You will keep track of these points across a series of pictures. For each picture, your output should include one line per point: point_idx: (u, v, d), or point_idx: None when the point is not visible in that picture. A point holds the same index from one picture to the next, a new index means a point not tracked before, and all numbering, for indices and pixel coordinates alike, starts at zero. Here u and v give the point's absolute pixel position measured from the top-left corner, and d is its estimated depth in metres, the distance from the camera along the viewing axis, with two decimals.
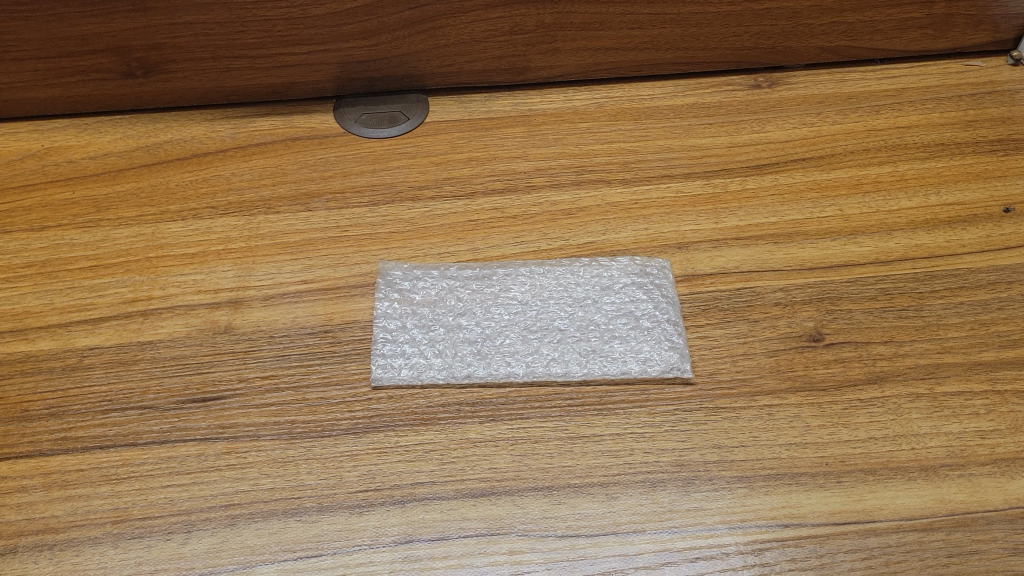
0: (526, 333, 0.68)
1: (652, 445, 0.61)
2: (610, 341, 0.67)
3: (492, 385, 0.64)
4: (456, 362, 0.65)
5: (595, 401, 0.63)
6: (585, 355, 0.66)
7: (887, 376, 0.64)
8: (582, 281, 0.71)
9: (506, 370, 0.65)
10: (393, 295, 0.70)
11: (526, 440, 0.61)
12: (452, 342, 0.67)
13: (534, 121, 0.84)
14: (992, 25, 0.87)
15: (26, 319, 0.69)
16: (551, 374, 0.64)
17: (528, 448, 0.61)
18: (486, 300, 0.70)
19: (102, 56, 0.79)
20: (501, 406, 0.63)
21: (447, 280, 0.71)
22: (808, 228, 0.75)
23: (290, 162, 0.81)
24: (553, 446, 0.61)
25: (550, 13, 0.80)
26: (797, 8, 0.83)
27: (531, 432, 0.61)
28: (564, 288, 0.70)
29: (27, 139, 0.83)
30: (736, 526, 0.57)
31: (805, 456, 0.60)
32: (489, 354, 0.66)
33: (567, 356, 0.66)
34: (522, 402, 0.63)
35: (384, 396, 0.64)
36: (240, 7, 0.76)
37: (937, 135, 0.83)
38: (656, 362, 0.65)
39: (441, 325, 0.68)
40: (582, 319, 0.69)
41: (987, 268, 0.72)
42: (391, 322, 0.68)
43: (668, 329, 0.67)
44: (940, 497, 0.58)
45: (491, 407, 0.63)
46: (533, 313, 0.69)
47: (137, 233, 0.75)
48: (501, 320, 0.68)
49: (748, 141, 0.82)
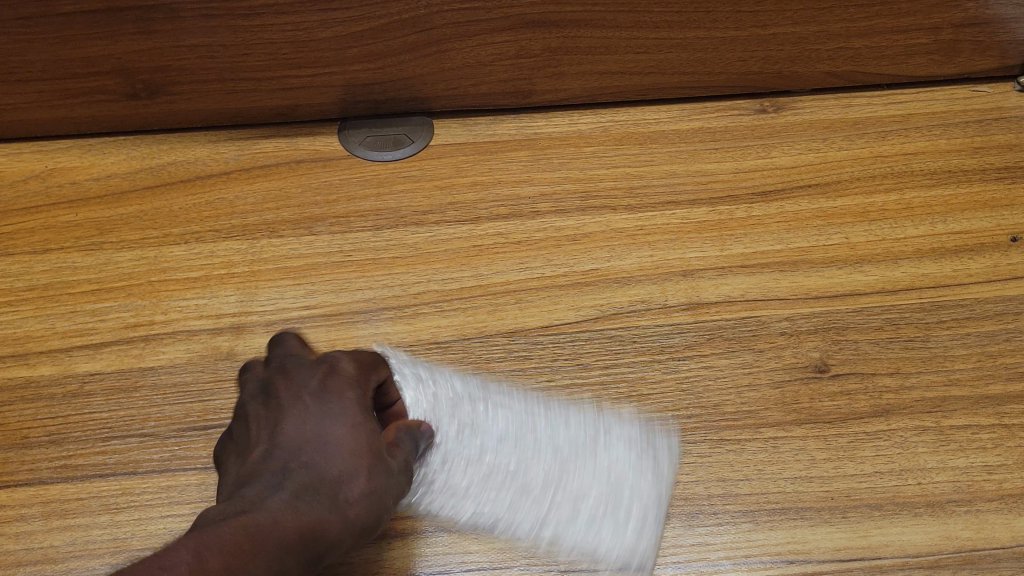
0: (517, 419, 0.63)
1: (643, 519, 0.59)
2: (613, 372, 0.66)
3: (483, 474, 0.61)
4: (443, 448, 0.61)
5: (589, 496, 0.60)
6: (578, 450, 0.62)
7: (894, 408, 0.64)
8: (582, 311, 0.70)
9: (498, 458, 0.62)
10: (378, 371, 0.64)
11: (520, 526, 0.58)
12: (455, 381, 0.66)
13: (539, 145, 0.84)
14: (1000, 51, 0.87)
15: (28, 343, 0.69)
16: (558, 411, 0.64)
17: (522, 536, 0.58)
18: (469, 370, 0.67)
19: (107, 78, 0.79)
20: (493, 491, 0.60)
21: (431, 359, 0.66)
22: (814, 256, 0.74)
23: (294, 184, 0.80)
24: (549, 532, 0.58)
25: (556, 38, 0.79)
26: (804, 34, 0.82)
27: (525, 516, 0.59)
28: (565, 319, 0.70)
29: (31, 159, 0.84)
30: (741, 562, 0.56)
31: (811, 491, 0.59)
32: (478, 441, 0.62)
33: (560, 452, 0.62)
34: (515, 491, 0.60)
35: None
36: (245, 30, 0.75)
37: (944, 162, 0.82)
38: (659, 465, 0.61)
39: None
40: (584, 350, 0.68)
41: (994, 298, 0.71)
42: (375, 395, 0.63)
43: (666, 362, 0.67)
44: (946, 533, 0.57)
45: (482, 495, 0.60)
46: (525, 395, 0.65)
47: (139, 257, 0.75)
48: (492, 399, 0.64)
49: (754, 166, 0.82)
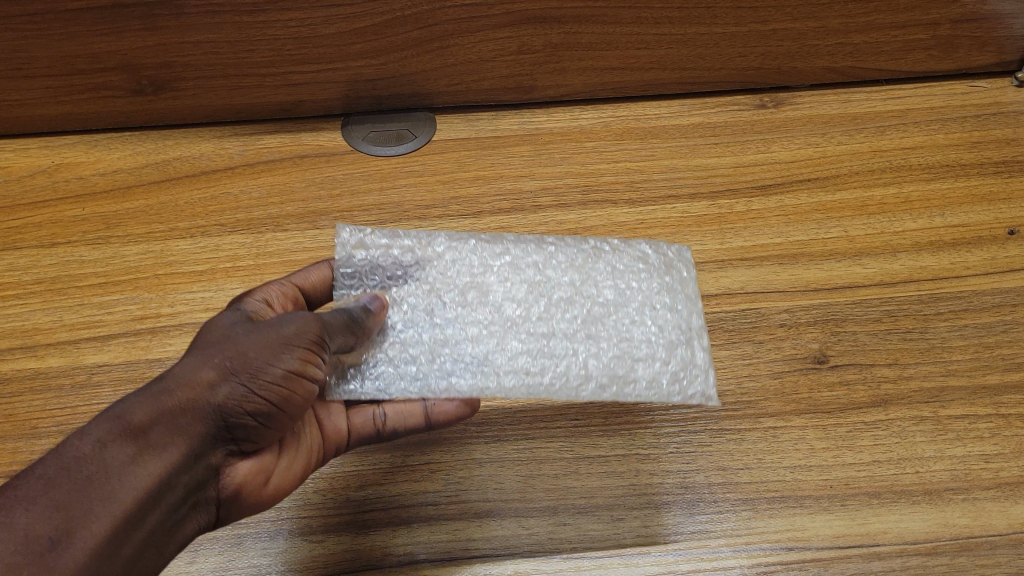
0: (516, 278, 0.66)
1: (669, 354, 0.63)
2: (614, 301, 0.65)
3: (503, 330, 0.63)
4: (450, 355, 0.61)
5: (607, 337, 0.63)
6: (583, 296, 0.65)
7: (892, 399, 0.65)
8: (576, 241, 0.68)
9: (510, 314, 0.64)
10: (358, 253, 0.64)
11: (552, 368, 0.61)
12: (450, 297, 0.64)
13: (541, 140, 0.85)
14: (997, 47, 0.87)
15: (36, 336, 0.70)
16: (564, 333, 0.63)
17: (561, 374, 0.61)
18: (466, 287, 0.64)
19: (113, 74, 0.80)
20: (517, 343, 0.62)
21: (409, 238, 0.66)
22: (813, 249, 0.75)
23: (298, 180, 0.81)
24: (583, 370, 0.61)
25: (558, 33, 0.80)
26: (803, 30, 0.82)
27: (554, 359, 0.61)
28: (559, 247, 0.68)
29: (38, 155, 0.85)
30: (740, 548, 0.57)
31: (810, 479, 0.60)
32: (485, 305, 0.64)
33: (567, 303, 0.65)
34: (538, 340, 0.62)
35: (382, 358, 0.60)
36: (249, 26, 0.76)
37: (942, 156, 0.83)
38: (671, 307, 0.65)
39: (420, 279, 0.64)
40: (584, 277, 0.66)
41: (992, 290, 0.72)
42: (365, 284, 0.63)
43: (660, 246, 0.69)
44: (944, 520, 0.58)
45: (507, 349, 0.61)
46: (517, 251, 0.67)
47: (145, 251, 0.76)
48: (485, 265, 0.66)
49: (753, 161, 0.83)
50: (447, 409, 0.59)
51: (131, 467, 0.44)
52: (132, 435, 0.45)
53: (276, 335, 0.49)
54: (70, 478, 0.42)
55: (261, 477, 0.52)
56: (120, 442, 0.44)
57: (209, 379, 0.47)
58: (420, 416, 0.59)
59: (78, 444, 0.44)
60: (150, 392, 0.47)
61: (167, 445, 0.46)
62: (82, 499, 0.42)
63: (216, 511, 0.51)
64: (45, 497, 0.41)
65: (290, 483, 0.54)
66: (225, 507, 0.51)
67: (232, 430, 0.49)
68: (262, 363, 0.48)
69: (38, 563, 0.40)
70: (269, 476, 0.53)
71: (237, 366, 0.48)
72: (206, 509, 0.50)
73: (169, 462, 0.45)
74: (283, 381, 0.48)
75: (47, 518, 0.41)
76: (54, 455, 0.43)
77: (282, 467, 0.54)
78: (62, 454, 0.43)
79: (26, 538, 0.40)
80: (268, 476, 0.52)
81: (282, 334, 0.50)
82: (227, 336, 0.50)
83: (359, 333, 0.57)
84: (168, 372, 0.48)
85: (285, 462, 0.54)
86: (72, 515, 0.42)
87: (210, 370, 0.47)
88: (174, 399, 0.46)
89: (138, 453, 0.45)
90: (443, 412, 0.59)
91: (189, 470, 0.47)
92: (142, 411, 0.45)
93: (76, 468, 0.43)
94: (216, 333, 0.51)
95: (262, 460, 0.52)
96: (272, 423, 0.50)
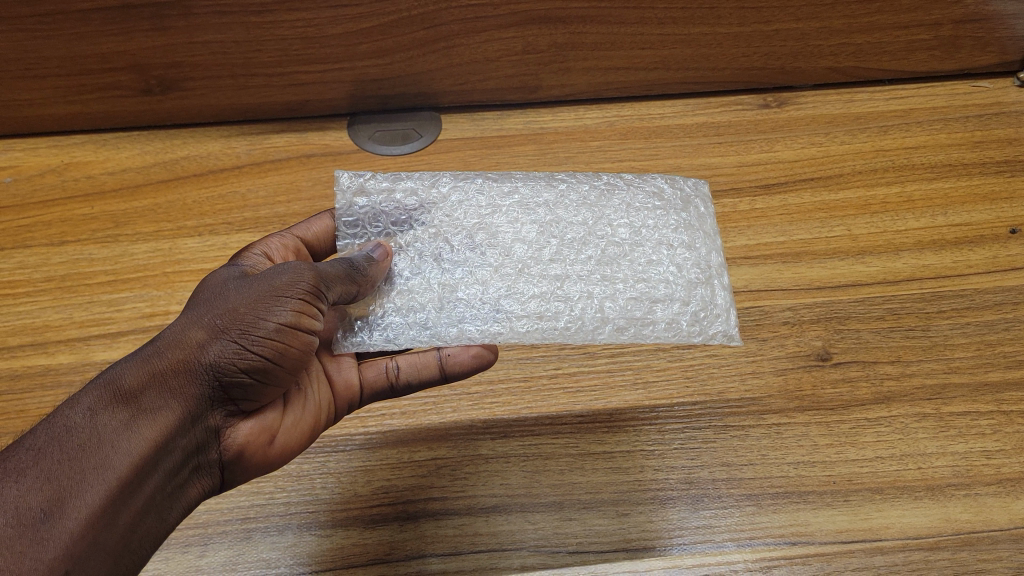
0: (526, 218, 0.66)
1: (689, 294, 0.63)
2: (628, 241, 0.66)
3: (514, 273, 0.63)
4: (462, 297, 0.62)
5: (622, 278, 0.64)
6: (596, 235, 0.66)
7: (894, 396, 0.65)
8: (586, 180, 0.70)
9: (520, 255, 0.64)
10: (359, 200, 0.65)
11: (566, 312, 0.61)
12: (460, 241, 0.65)
13: (546, 140, 0.85)
14: (999, 47, 0.88)
15: (46, 333, 0.70)
16: (579, 273, 0.64)
17: (576, 318, 0.61)
18: (472, 230, 0.65)
19: (122, 74, 0.81)
20: (529, 286, 0.63)
21: (414, 182, 0.67)
22: (816, 248, 0.75)
23: (305, 179, 0.82)
24: (599, 313, 0.62)
25: (562, 34, 0.81)
26: (806, 30, 0.83)
27: (569, 302, 0.62)
28: (569, 189, 0.69)
29: (47, 154, 0.86)
30: (744, 543, 0.57)
31: (813, 475, 0.61)
32: (494, 246, 0.65)
33: (580, 243, 0.65)
34: (551, 282, 0.63)
35: (390, 308, 0.61)
36: (257, 26, 0.76)
37: (944, 156, 0.84)
38: (689, 245, 0.66)
39: (426, 222, 0.66)
40: (596, 217, 0.67)
41: (993, 289, 0.72)
42: (367, 231, 0.64)
43: (676, 182, 0.71)
44: (945, 516, 0.58)
45: (519, 293, 0.62)
46: (526, 191, 0.68)
47: (154, 249, 0.76)
48: (493, 205, 0.67)
49: (757, 160, 0.83)
50: (461, 360, 0.60)
51: (124, 433, 0.44)
52: (123, 402, 0.45)
53: (266, 288, 0.50)
54: (62, 447, 0.43)
55: (265, 436, 0.53)
56: (111, 409, 0.45)
57: (199, 339, 0.48)
58: (434, 367, 0.60)
59: (70, 413, 0.44)
60: (140, 357, 0.47)
61: (160, 408, 0.46)
62: (76, 467, 0.42)
63: (219, 473, 0.52)
64: (37, 468, 0.42)
65: (301, 439, 0.56)
66: (228, 470, 0.52)
67: (227, 389, 0.49)
68: (254, 318, 0.48)
69: (32, 533, 0.40)
70: (273, 436, 0.53)
71: (227, 323, 0.48)
72: (208, 472, 0.51)
73: (162, 425, 0.46)
74: (276, 334, 0.48)
75: (40, 489, 0.41)
76: (46, 427, 0.44)
77: (288, 423, 0.54)
78: (54, 425, 0.44)
79: (18, 510, 0.40)
80: (273, 435, 0.53)
81: (273, 286, 0.50)
82: (217, 296, 0.50)
83: (360, 281, 0.57)
84: (159, 337, 0.49)
85: (290, 418, 0.55)
86: (66, 485, 0.42)
87: (200, 329, 0.48)
88: (165, 362, 0.47)
89: (130, 418, 0.45)
90: (457, 362, 0.60)
91: (186, 433, 0.48)
92: (133, 376, 0.46)
93: (68, 438, 0.43)
94: (204, 296, 0.51)
95: (262, 419, 0.53)
96: (268, 378, 0.50)
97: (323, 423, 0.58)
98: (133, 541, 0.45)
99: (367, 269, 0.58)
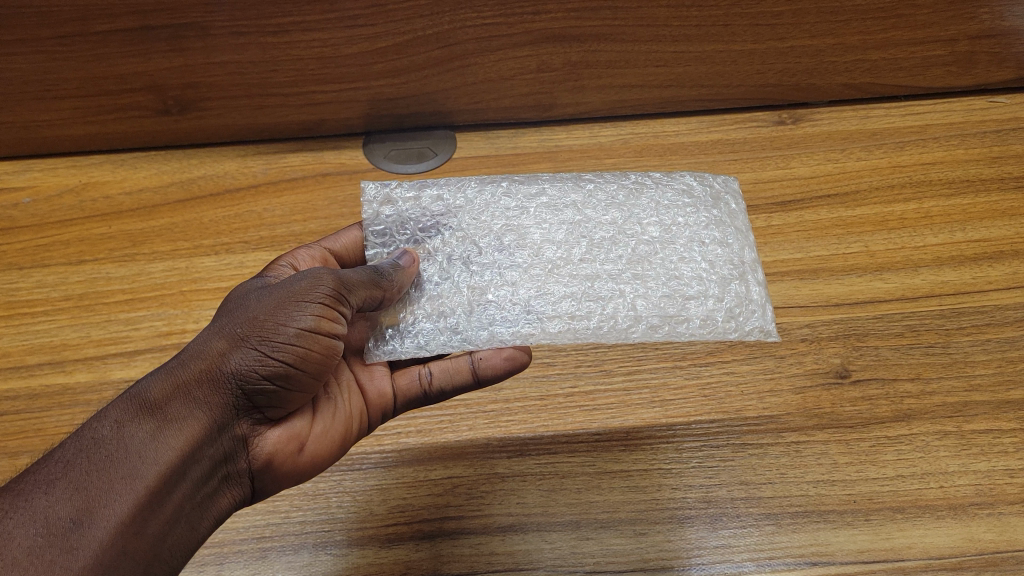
0: (554, 220, 0.67)
1: (724, 290, 0.63)
2: (657, 239, 0.66)
3: (544, 274, 0.63)
4: (493, 301, 0.62)
5: (654, 276, 0.63)
6: (626, 234, 0.66)
7: (915, 414, 0.64)
8: (613, 182, 0.70)
9: (549, 256, 0.64)
10: (385, 210, 0.65)
11: (598, 311, 0.61)
12: (487, 245, 0.65)
13: (561, 157, 0.86)
14: (1016, 63, 0.87)
15: (64, 351, 0.71)
16: (608, 272, 0.63)
17: (608, 317, 0.61)
18: (501, 233, 0.66)
19: (140, 95, 0.81)
20: (559, 286, 0.62)
21: (439, 189, 0.68)
22: (833, 265, 0.75)
23: (321, 198, 0.82)
24: (632, 312, 0.61)
25: (577, 52, 0.81)
26: (821, 47, 0.83)
27: (600, 302, 0.62)
28: (597, 190, 0.69)
29: (66, 174, 0.86)
30: (764, 564, 0.57)
31: (833, 494, 0.60)
32: (523, 247, 0.65)
33: (610, 243, 0.65)
34: (581, 282, 0.63)
35: (421, 315, 0.61)
36: (273, 47, 0.77)
37: (962, 171, 0.83)
38: (722, 241, 0.66)
39: (454, 226, 0.66)
40: (625, 217, 0.67)
41: (1014, 305, 0.72)
42: (395, 239, 0.64)
43: (705, 179, 0.71)
44: (969, 535, 0.57)
45: (549, 293, 0.62)
46: (553, 192, 0.69)
47: (171, 268, 0.77)
48: (520, 207, 0.67)
49: (772, 177, 0.83)
50: (493, 363, 0.57)
51: (152, 443, 0.45)
52: (149, 412, 0.46)
53: (287, 294, 0.50)
54: (90, 458, 0.43)
55: (294, 444, 0.52)
56: (138, 420, 0.45)
57: (221, 349, 0.48)
58: (466, 373, 0.57)
59: (98, 426, 0.45)
60: (165, 369, 0.48)
61: (186, 418, 0.46)
62: (105, 477, 0.43)
63: (250, 483, 0.52)
64: (65, 479, 0.42)
65: (327, 447, 0.55)
66: (258, 479, 0.52)
67: (252, 398, 0.49)
68: (274, 324, 0.49)
69: (61, 543, 0.40)
70: (302, 444, 0.53)
71: (248, 331, 0.48)
72: (239, 481, 0.51)
73: (189, 434, 0.46)
74: (297, 340, 0.49)
75: (69, 499, 0.41)
76: (75, 440, 0.44)
77: (316, 432, 0.54)
78: (83, 438, 0.44)
79: (48, 520, 0.40)
80: (302, 443, 0.53)
81: (292, 293, 0.50)
82: (239, 306, 0.51)
83: (385, 286, 0.57)
84: (184, 349, 0.49)
85: (319, 426, 0.54)
86: (94, 494, 0.42)
87: (222, 339, 0.48)
88: (189, 373, 0.47)
89: (157, 429, 0.45)
90: (489, 365, 0.57)
91: (213, 442, 0.48)
92: (158, 388, 0.46)
93: (96, 449, 0.44)
94: (227, 309, 0.51)
95: (290, 427, 0.53)
96: (293, 384, 0.50)
97: (355, 432, 0.58)
98: (164, 550, 0.45)
99: (393, 276, 0.57)
